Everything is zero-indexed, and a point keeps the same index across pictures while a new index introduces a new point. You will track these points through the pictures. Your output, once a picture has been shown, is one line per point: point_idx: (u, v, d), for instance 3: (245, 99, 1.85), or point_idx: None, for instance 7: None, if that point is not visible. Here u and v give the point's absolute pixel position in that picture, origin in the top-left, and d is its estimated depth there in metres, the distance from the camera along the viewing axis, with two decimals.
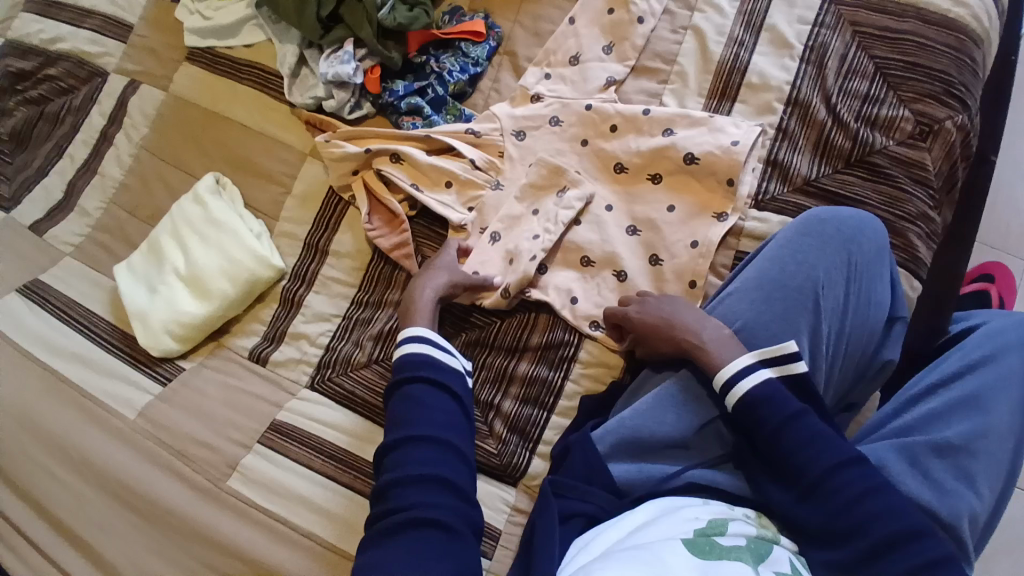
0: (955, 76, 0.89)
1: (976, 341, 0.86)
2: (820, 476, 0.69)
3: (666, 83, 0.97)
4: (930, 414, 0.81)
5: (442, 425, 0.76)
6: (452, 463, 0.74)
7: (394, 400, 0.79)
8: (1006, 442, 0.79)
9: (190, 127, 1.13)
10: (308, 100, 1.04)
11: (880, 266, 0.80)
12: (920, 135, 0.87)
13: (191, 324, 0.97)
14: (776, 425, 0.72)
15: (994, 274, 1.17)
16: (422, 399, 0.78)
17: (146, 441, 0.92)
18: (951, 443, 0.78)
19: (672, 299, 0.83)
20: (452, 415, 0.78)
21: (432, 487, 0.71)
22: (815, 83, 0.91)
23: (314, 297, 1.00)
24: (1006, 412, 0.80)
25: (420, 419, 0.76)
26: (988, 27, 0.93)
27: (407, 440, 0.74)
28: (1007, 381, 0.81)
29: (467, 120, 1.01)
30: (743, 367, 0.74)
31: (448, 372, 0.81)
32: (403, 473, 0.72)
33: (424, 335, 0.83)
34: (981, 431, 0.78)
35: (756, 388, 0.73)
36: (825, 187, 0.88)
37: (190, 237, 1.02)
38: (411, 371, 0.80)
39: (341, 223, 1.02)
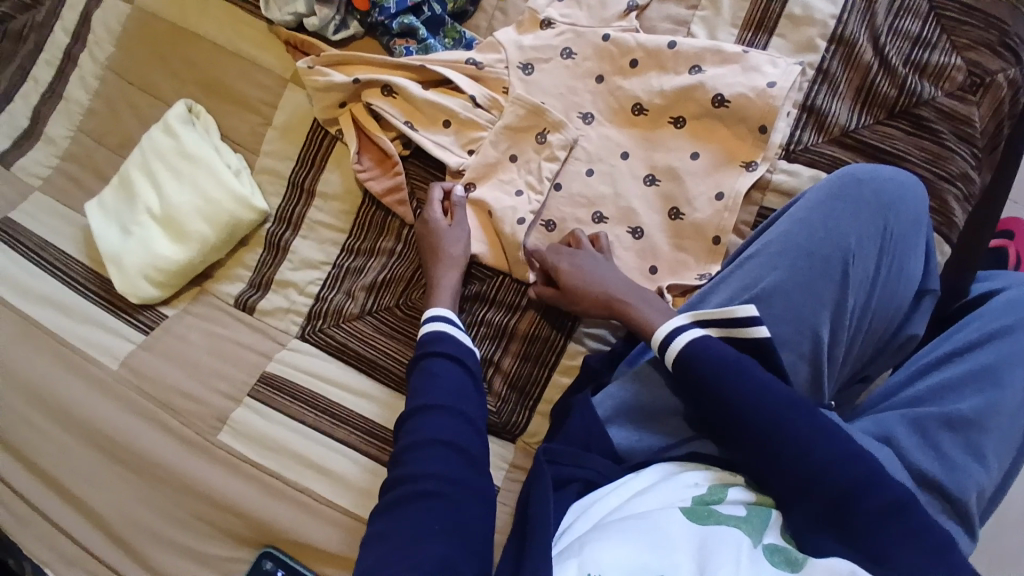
0: (1011, 25, 0.79)
1: (997, 310, 0.81)
2: (810, 439, 0.65)
3: (695, 9, 0.85)
4: (942, 385, 0.76)
5: (454, 398, 0.73)
6: (470, 435, 0.71)
7: (413, 374, 0.76)
8: (1019, 418, 0.75)
9: (160, 46, 1.01)
10: (286, 16, 0.91)
11: (915, 236, 0.74)
12: (971, 88, 0.78)
13: (170, 270, 0.90)
14: (760, 389, 0.67)
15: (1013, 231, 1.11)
16: (444, 371, 0.75)
17: (132, 393, 0.88)
18: (963, 416, 0.73)
19: (607, 264, 0.81)
20: (470, 390, 0.75)
21: (439, 460, 0.68)
22: (863, 19, 0.80)
23: (301, 242, 0.93)
24: (1022, 387, 0.75)
25: (428, 394, 0.73)
26: None
27: (424, 409, 0.72)
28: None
29: (468, 46, 0.90)
30: (678, 326, 0.73)
31: (467, 347, 0.78)
32: (417, 442, 0.69)
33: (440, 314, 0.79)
34: (994, 404, 0.74)
35: (686, 345, 0.71)
36: (862, 140, 0.79)
37: (163, 173, 0.93)
38: (429, 347, 0.77)
39: (327, 160, 0.92)
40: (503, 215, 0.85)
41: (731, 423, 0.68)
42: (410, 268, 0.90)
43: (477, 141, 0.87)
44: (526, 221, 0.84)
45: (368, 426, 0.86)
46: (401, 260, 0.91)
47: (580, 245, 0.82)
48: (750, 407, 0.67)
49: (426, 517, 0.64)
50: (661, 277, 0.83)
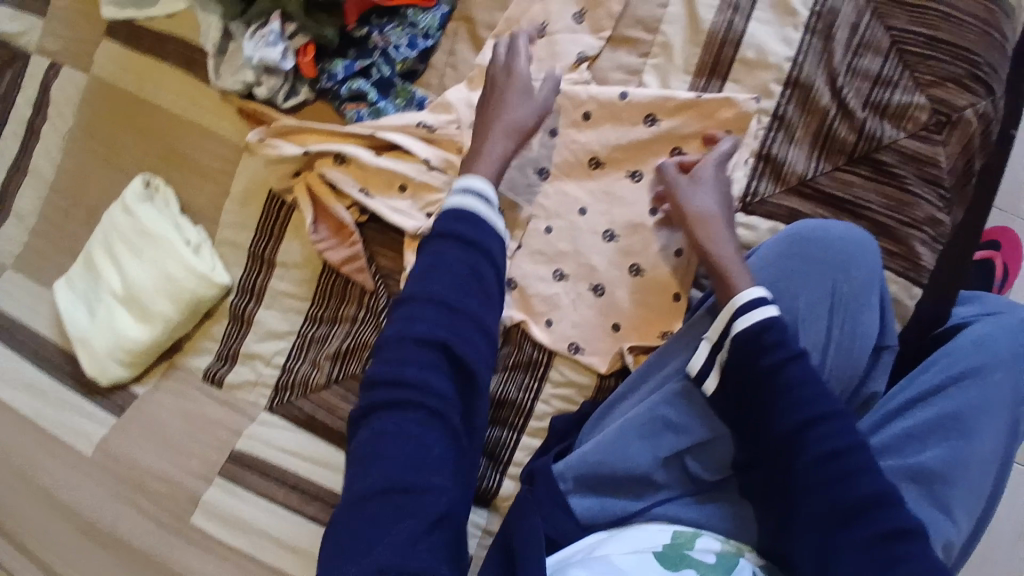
0: (981, 56, 0.75)
1: (968, 346, 0.74)
2: (835, 450, 0.65)
3: (648, 57, 0.82)
4: (908, 434, 0.72)
5: (463, 291, 0.66)
6: (466, 346, 0.65)
7: (420, 254, 0.69)
8: (988, 466, 0.72)
9: (120, 119, 1.01)
10: (237, 85, 0.90)
11: (871, 293, 0.71)
12: (936, 127, 0.75)
13: (137, 350, 0.91)
14: (803, 384, 0.67)
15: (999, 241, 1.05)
16: (460, 229, 0.67)
17: (111, 476, 0.90)
18: (926, 470, 0.71)
19: (719, 182, 0.75)
20: (470, 280, 0.66)
21: (431, 363, 0.63)
22: (820, 60, 0.77)
23: (264, 313, 0.92)
24: (988, 431, 0.72)
25: (432, 279, 0.66)
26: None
27: (419, 297, 0.65)
28: (994, 397, 0.72)
29: (420, 105, 0.87)
30: (756, 298, 0.69)
31: (492, 237, 0.68)
32: (387, 375, 0.64)
33: (471, 186, 0.70)
34: (958, 455, 0.71)
35: (747, 328, 0.68)
36: (820, 188, 0.76)
37: (124, 253, 0.92)
38: (446, 222, 0.68)
39: (285, 230, 0.90)
40: None
41: (757, 425, 0.70)
42: (372, 334, 0.88)
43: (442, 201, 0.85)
44: None
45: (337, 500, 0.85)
46: (363, 327, 0.89)
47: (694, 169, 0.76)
48: (777, 414, 0.68)
49: (403, 520, 0.59)
50: (624, 335, 0.82)
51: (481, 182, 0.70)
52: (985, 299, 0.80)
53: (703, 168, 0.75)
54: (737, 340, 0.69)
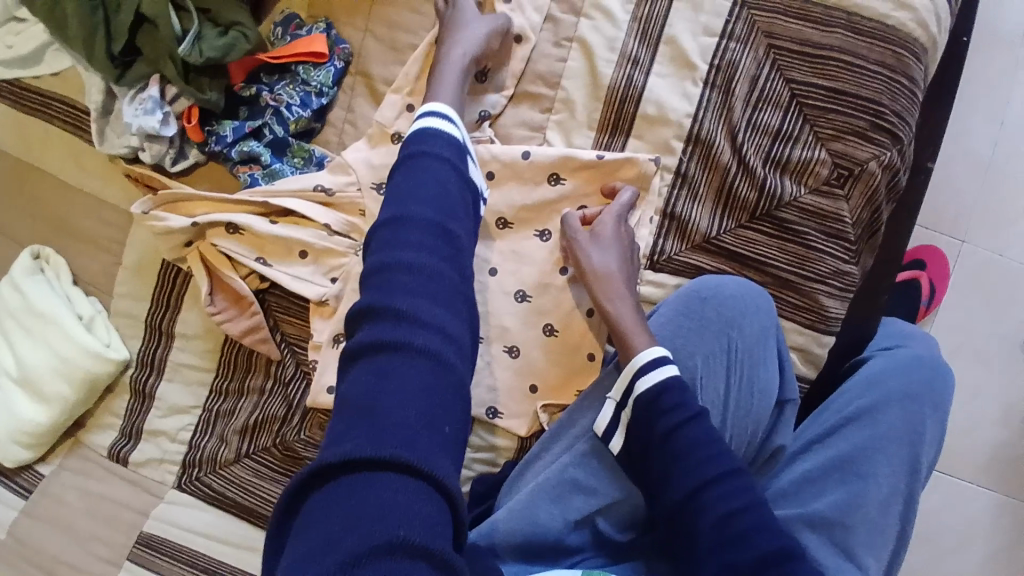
0: (887, 104, 0.71)
1: (857, 387, 0.77)
2: (729, 512, 0.64)
3: (550, 113, 0.80)
4: (804, 480, 0.74)
5: (446, 204, 0.55)
6: (456, 323, 0.48)
7: (397, 171, 0.57)
8: (890, 508, 0.71)
9: (3, 182, 0.94)
10: (122, 149, 0.85)
11: (766, 350, 0.72)
12: (838, 181, 0.73)
13: (36, 432, 0.87)
14: (701, 446, 0.66)
15: (923, 259, 1.04)
16: (424, 168, 0.57)
17: (17, 564, 0.86)
18: (823, 517, 0.71)
19: (623, 236, 0.74)
20: (453, 184, 0.57)
21: (417, 232, 0.51)
22: (719, 116, 0.74)
23: (166, 386, 0.87)
24: (884, 474, 0.72)
25: (421, 192, 0.54)
26: (937, 33, 0.72)
27: (399, 212, 0.52)
28: (887, 438, 0.73)
29: (319, 164, 0.84)
30: (653, 360, 0.69)
31: (464, 158, 0.61)
32: (381, 301, 0.46)
33: (440, 112, 0.64)
34: (854, 500, 0.71)
35: (649, 389, 0.68)
36: (724, 246, 0.75)
37: (17, 332, 0.88)
38: (433, 144, 0.60)
39: (183, 299, 0.86)
40: None
41: (655, 490, 0.68)
42: (281, 406, 0.85)
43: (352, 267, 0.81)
44: None
45: None
46: (272, 400, 0.85)
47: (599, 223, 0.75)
48: (672, 479, 0.66)
49: (418, 393, 0.43)
50: (540, 396, 0.80)
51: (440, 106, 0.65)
52: (896, 329, 0.84)
53: (604, 220, 0.74)
54: (641, 400, 0.69)
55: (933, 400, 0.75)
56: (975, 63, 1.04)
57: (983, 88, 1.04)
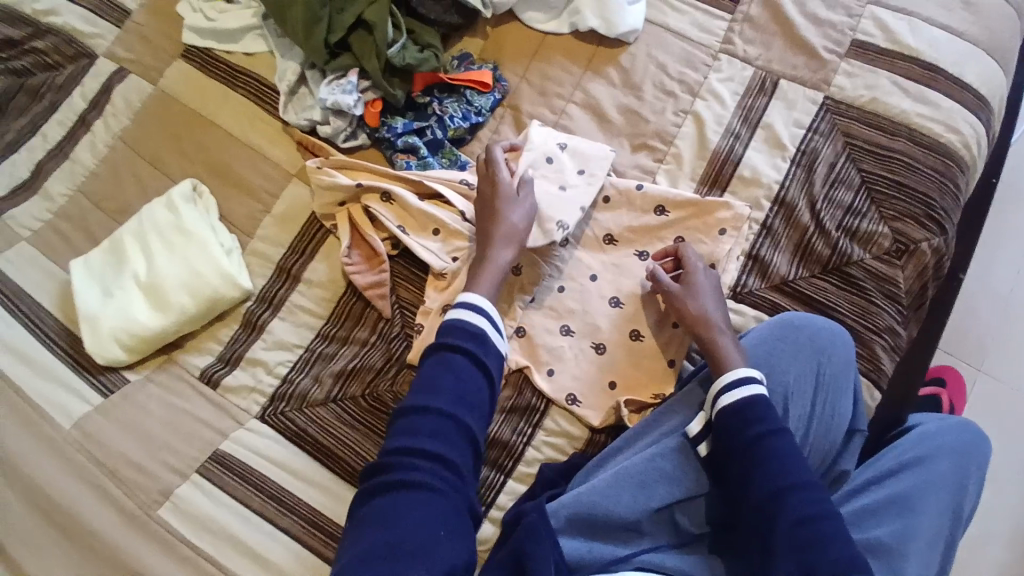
0: (936, 201, 0.91)
1: (910, 441, 0.87)
2: (809, 515, 0.71)
3: (661, 162, 0.98)
4: (864, 510, 0.82)
5: (467, 399, 0.75)
6: (456, 444, 0.72)
7: (428, 360, 0.78)
8: (935, 544, 0.81)
9: (176, 126, 1.10)
10: (302, 121, 1.03)
11: (846, 381, 0.83)
12: (896, 254, 0.90)
13: (143, 336, 0.93)
14: (784, 456, 0.74)
15: (945, 377, 1.18)
16: (455, 370, 0.76)
17: (78, 454, 0.87)
18: (883, 544, 0.79)
19: (709, 281, 0.87)
20: (479, 389, 0.77)
21: (449, 420, 0.72)
22: (803, 186, 0.94)
23: (277, 323, 0.96)
24: (932, 513, 0.82)
25: (441, 391, 0.74)
26: (977, 154, 0.95)
27: (424, 409, 0.73)
28: (937, 484, 0.83)
29: (462, 167, 1.01)
30: (741, 377, 0.78)
31: (490, 350, 0.80)
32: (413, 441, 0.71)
33: (480, 306, 0.82)
34: (908, 533, 0.80)
35: (733, 404, 0.77)
36: (798, 289, 0.90)
37: (157, 245, 0.98)
38: (460, 339, 0.79)
39: (318, 251, 0.99)
40: None
41: (739, 488, 0.76)
42: (380, 358, 0.94)
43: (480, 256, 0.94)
44: (500, 344, 0.92)
45: (314, 516, 0.85)
46: (372, 351, 0.94)
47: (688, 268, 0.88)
48: (754, 479, 0.74)
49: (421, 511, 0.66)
50: (618, 393, 0.89)
51: (479, 300, 0.82)
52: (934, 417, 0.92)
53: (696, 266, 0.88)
54: (726, 411, 0.78)
55: (976, 459, 0.86)
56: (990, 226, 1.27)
57: (997, 246, 1.26)
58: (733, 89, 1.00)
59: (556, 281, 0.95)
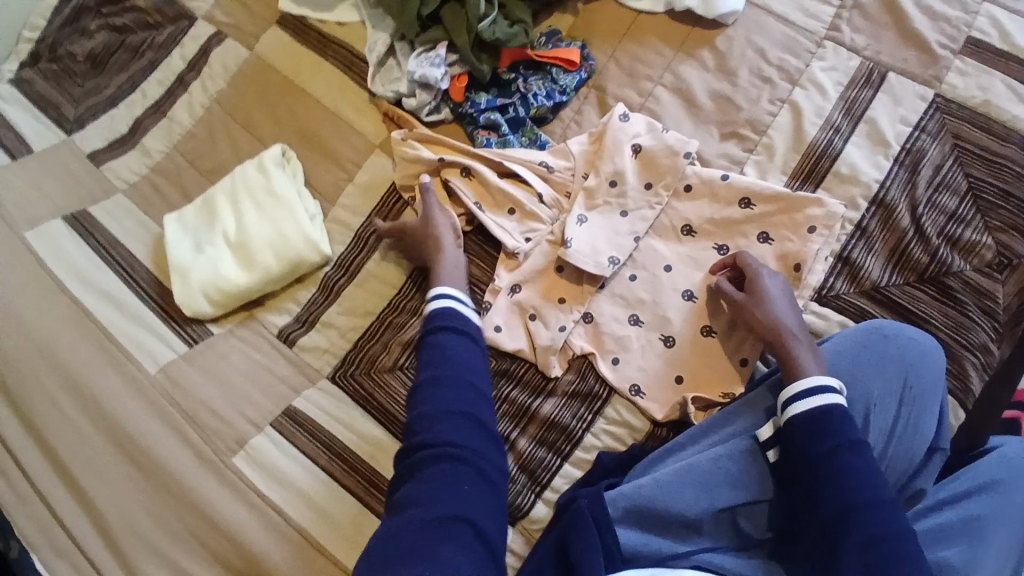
0: None
1: (991, 462, 0.80)
2: (878, 536, 0.67)
3: (751, 153, 0.94)
4: (932, 529, 0.77)
5: (473, 372, 0.81)
6: (474, 410, 0.77)
7: (426, 344, 0.84)
8: (1004, 571, 0.76)
9: (268, 91, 1.14)
10: (389, 93, 1.05)
11: (934, 397, 0.78)
12: (999, 267, 0.84)
13: (229, 292, 0.98)
14: (856, 474, 0.70)
15: None
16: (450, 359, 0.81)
17: (160, 397, 0.93)
18: (948, 564, 0.75)
19: (778, 287, 0.83)
20: (477, 363, 0.83)
21: (462, 393, 0.78)
22: (904, 188, 0.88)
23: (353, 289, 0.99)
24: (1003, 539, 0.76)
25: (450, 367, 0.80)
26: None
27: (435, 381, 0.79)
28: (1016, 511, 0.77)
29: (541, 147, 1.00)
30: (815, 387, 0.75)
31: (473, 323, 0.87)
32: (439, 411, 0.76)
33: (451, 292, 0.88)
34: (979, 557, 0.75)
35: (802, 415, 0.74)
36: (890, 296, 0.85)
37: (246, 204, 1.03)
38: (450, 321, 0.85)
39: (394, 222, 1.01)
40: (549, 317, 0.92)
41: (805, 503, 0.73)
42: None
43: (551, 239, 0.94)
44: (567, 328, 0.91)
45: (375, 478, 0.88)
46: None
47: (753, 271, 0.85)
48: (824, 493, 0.71)
49: (455, 480, 0.71)
50: (686, 388, 0.87)
51: (447, 288, 0.88)
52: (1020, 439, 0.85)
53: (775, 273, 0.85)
54: (795, 420, 0.75)
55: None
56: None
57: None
58: (836, 79, 0.94)
59: (629, 270, 0.93)
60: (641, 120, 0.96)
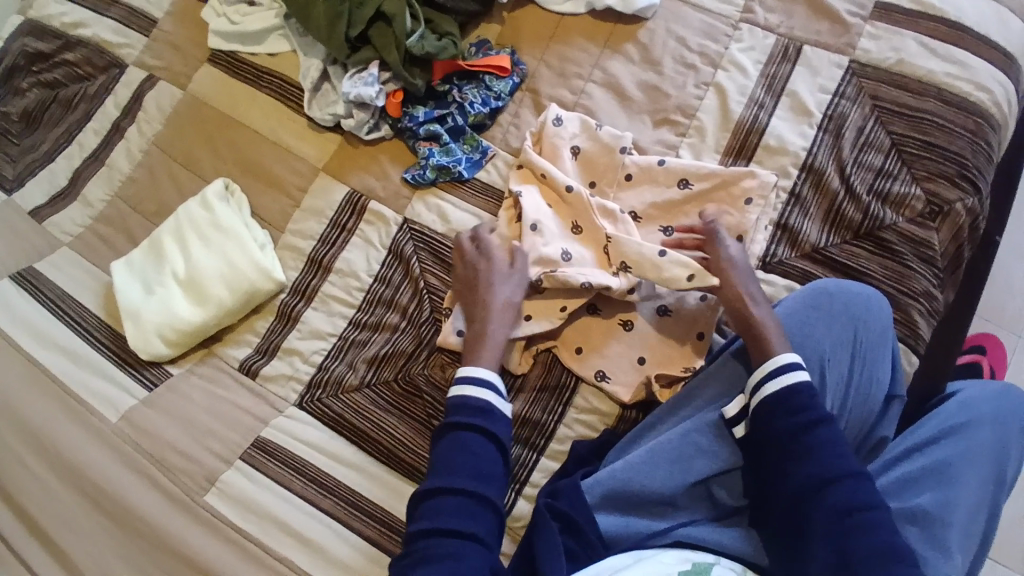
0: (969, 160, 0.89)
1: (952, 408, 0.84)
2: (851, 507, 0.69)
3: (684, 136, 0.97)
4: (905, 478, 0.80)
5: (484, 477, 0.78)
6: (478, 518, 0.75)
7: (441, 443, 0.81)
8: (977, 512, 0.80)
9: (206, 127, 1.13)
10: (327, 117, 1.06)
11: (885, 347, 0.81)
12: (930, 215, 0.88)
13: (185, 330, 0.97)
14: (825, 447, 0.72)
15: (987, 349, 1.15)
16: (472, 448, 0.79)
17: (125, 444, 0.91)
18: (925, 512, 0.77)
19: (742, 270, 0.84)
20: (494, 467, 0.79)
21: (465, 503, 0.76)
22: (831, 152, 0.92)
23: (311, 312, 0.99)
24: (974, 480, 0.80)
25: (459, 469, 0.78)
26: (1007, 114, 0.93)
27: (440, 491, 0.77)
28: (979, 450, 0.81)
29: (484, 152, 1.02)
30: (784, 367, 0.76)
31: (499, 417, 0.82)
32: (439, 523, 0.74)
33: (474, 374, 0.84)
34: (950, 500, 0.78)
35: (774, 393, 0.75)
36: (831, 256, 0.88)
37: (193, 240, 1.02)
38: (465, 416, 0.81)
39: (347, 241, 1.01)
40: None
41: (776, 478, 0.74)
42: (410, 343, 0.95)
43: (512, 218, 0.96)
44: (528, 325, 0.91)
45: (353, 497, 0.87)
46: (402, 336, 0.96)
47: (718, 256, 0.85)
48: (795, 472, 0.73)
49: None
50: (649, 367, 0.88)
51: (472, 370, 0.84)
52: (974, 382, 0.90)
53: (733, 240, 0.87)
54: (764, 402, 0.76)
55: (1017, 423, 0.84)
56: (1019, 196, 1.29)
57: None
58: (755, 58, 0.98)
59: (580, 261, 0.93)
60: (575, 120, 0.98)
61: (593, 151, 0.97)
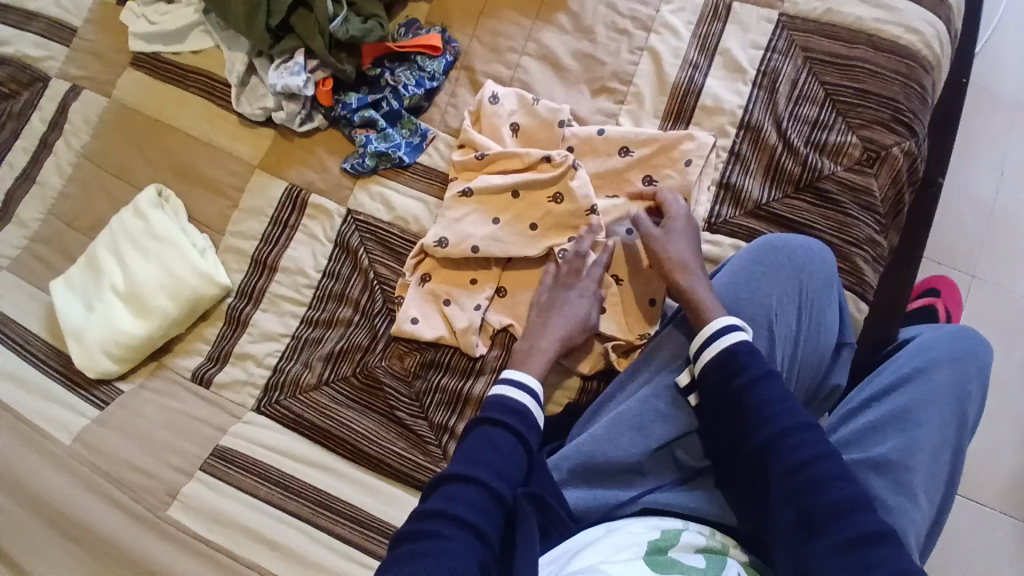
0: (903, 103, 0.90)
1: (909, 355, 0.86)
2: (804, 459, 0.68)
3: (622, 103, 0.96)
4: (865, 428, 0.82)
5: (504, 474, 0.73)
6: (490, 513, 0.69)
7: (468, 436, 0.77)
8: (943, 455, 0.81)
9: (135, 134, 1.09)
10: (257, 111, 1.02)
11: (830, 295, 0.82)
12: (867, 161, 0.89)
13: (132, 345, 0.94)
14: (769, 404, 0.72)
15: (940, 289, 1.19)
16: (498, 445, 0.75)
17: (81, 467, 0.88)
18: (887, 459, 0.79)
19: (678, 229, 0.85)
20: (513, 470, 0.74)
21: (481, 491, 0.70)
22: (767, 108, 0.92)
23: (261, 315, 0.97)
24: (936, 424, 0.81)
25: (481, 460, 0.73)
26: (940, 53, 0.94)
27: (458, 474, 0.72)
28: (937, 394, 0.82)
29: (424, 135, 1.00)
30: (719, 329, 0.77)
31: (528, 424, 0.78)
32: (451, 504, 0.68)
33: (516, 380, 0.81)
34: (913, 445, 0.79)
35: (713, 357, 0.76)
36: (773, 211, 0.89)
37: (131, 252, 0.99)
38: (500, 413, 0.78)
39: (292, 240, 0.99)
40: (461, 298, 0.91)
41: (732, 443, 0.75)
42: (366, 336, 0.94)
43: (457, 194, 0.93)
44: (482, 306, 0.90)
45: (321, 497, 0.86)
46: (358, 330, 0.94)
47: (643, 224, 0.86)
48: (750, 430, 0.72)
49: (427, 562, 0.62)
50: (606, 338, 0.89)
51: (526, 379, 0.81)
52: (934, 327, 0.91)
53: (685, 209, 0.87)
54: (708, 365, 0.77)
55: (976, 364, 0.85)
56: (960, 137, 1.31)
57: (969, 159, 1.30)
58: (686, 19, 0.98)
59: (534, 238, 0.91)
60: (511, 95, 0.96)
61: (535, 126, 0.95)
